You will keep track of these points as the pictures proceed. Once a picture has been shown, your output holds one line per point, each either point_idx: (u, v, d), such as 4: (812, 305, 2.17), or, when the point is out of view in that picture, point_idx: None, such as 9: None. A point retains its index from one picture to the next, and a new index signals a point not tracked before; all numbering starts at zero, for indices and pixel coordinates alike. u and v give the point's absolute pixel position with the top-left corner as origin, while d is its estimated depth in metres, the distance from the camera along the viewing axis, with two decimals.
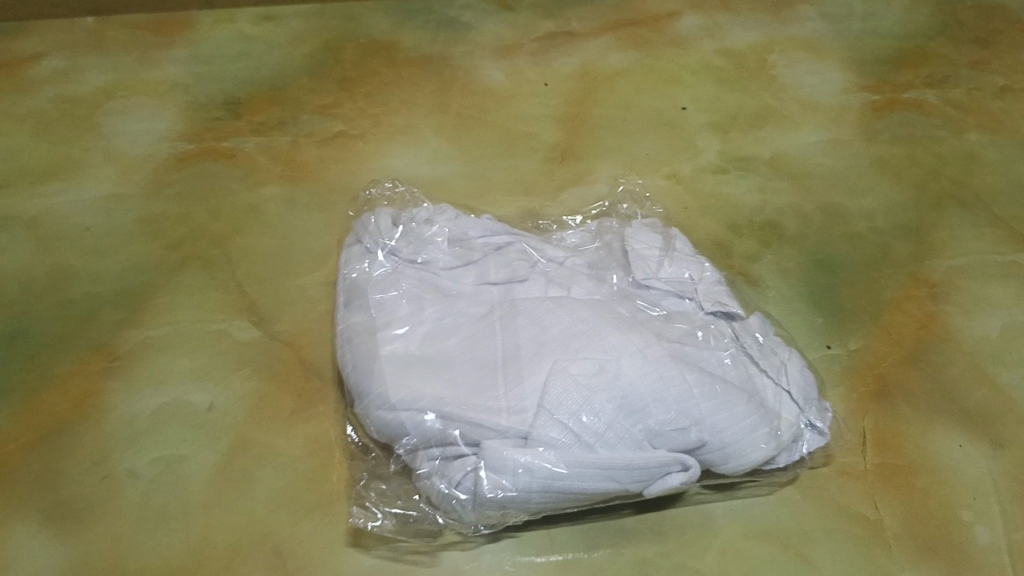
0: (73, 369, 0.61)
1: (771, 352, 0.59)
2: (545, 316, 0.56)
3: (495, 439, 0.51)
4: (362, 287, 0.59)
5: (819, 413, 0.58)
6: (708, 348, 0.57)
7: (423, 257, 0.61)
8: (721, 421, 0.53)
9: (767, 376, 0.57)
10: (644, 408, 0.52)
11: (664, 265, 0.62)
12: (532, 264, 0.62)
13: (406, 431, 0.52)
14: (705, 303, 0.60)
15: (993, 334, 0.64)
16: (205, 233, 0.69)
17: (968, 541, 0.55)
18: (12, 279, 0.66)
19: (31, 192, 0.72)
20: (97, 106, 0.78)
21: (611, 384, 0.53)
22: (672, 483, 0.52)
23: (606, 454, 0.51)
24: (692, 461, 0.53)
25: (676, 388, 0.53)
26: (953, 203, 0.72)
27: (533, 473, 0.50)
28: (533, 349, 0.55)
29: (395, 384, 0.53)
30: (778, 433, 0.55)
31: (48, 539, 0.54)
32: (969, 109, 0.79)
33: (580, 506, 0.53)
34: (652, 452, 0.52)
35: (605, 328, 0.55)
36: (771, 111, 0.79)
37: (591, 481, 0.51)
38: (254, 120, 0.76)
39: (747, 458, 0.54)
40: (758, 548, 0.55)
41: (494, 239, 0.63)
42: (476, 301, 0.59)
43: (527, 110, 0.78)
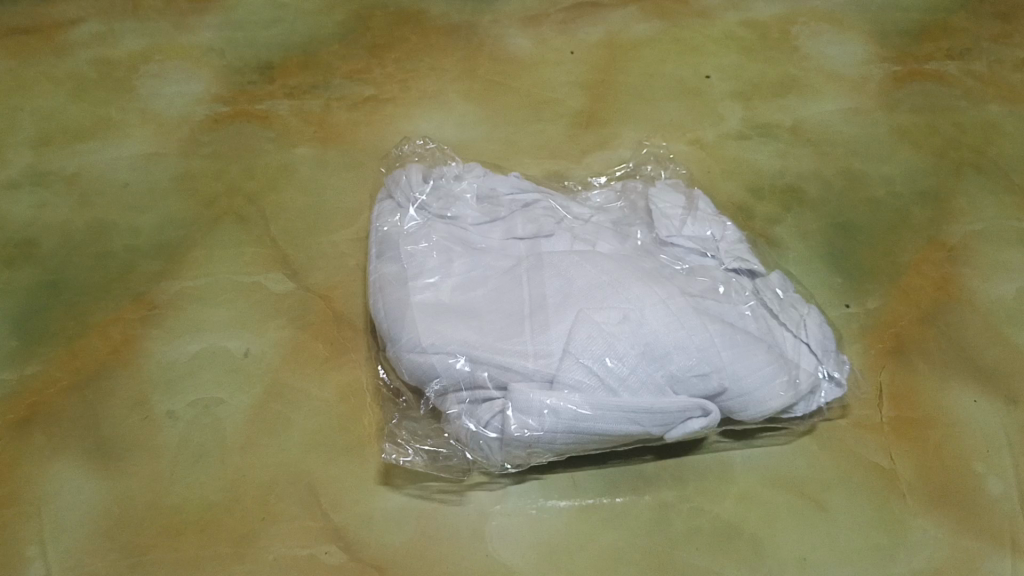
0: (113, 317, 0.64)
1: (790, 306, 0.61)
2: (571, 267, 0.58)
3: (522, 382, 0.53)
4: (393, 240, 0.61)
5: (837, 365, 0.59)
6: (729, 301, 0.59)
7: (453, 212, 0.63)
8: (741, 369, 0.55)
9: (786, 329, 0.59)
10: (666, 355, 0.54)
11: (687, 223, 0.64)
12: (557, 220, 0.63)
13: (436, 373, 0.54)
14: (727, 259, 0.62)
15: (1009, 297, 0.66)
16: (240, 190, 0.71)
17: (980, 492, 0.57)
18: (54, 232, 0.69)
19: (71, 150, 0.74)
20: (134, 69, 0.80)
21: (634, 332, 0.54)
22: (693, 427, 0.54)
23: (629, 398, 0.53)
24: (712, 407, 0.54)
25: (697, 337, 0.55)
26: (972, 170, 0.73)
27: (558, 415, 0.52)
28: (559, 297, 0.56)
29: (426, 329, 0.55)
30: (796, 382, 0.56)
31: (92, 475, 0.57)
32: (989, 80, 0.80)
33: (603, 448, 0.55)
34: (673, 397, 0.54)
35: (629, 280, 0.57)
36: (793, 80, 0.80)
37: (614, 423, 0.53)
38: (287, 84, 0.78)
39: (766, 406, 0.55)
40: (775, 494, 0.56)
41: (522, 196, 0.65)
42: (503, 254, 0.61)
43: (553, 76, 0.79)
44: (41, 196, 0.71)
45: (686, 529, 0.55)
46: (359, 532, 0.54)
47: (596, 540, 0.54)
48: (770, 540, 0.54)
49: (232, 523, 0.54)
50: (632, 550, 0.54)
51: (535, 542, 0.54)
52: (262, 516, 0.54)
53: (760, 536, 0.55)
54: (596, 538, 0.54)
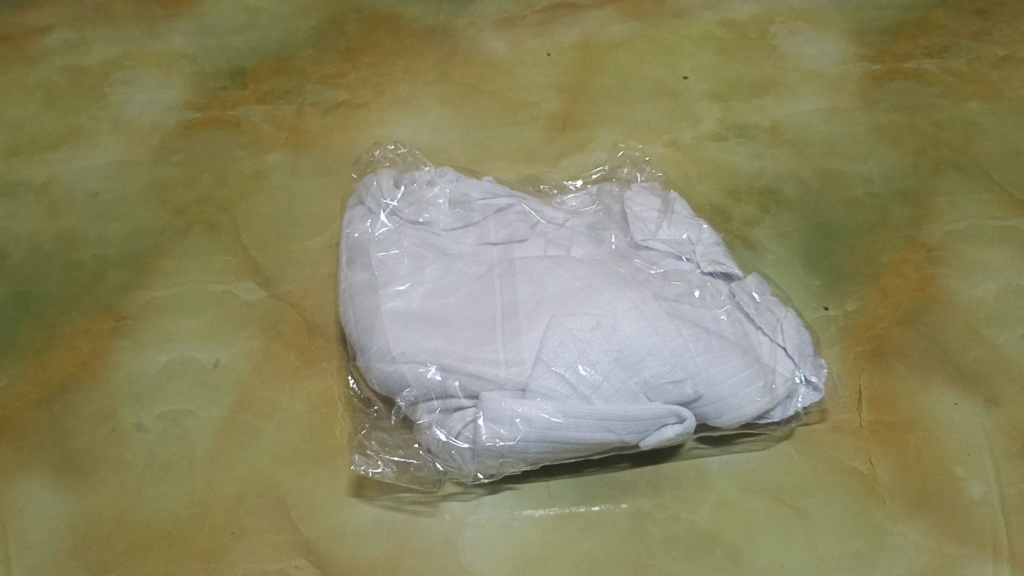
0: (81, 328, 0.63)
1: (766, 309, 0.60)
2: (542, 271, 0.57)
3: (494, 391, 0.52)
4: (364, 247, 0.60)
5: (814, 369, 0.59)
6: (705, 305, 0.58)
7: (424, 217, 0.62)
8: (716, 374, 0.54)
9: (763, 332, 0.58)
10: (639, 361, 0.53)
11: (662, 227, 0.63)
12: (531, 225, 0.62)
13: (406, 383, 0.53)
14: (703, 262, 0.61)
15: (989, 296, 0.65)
16: (211, 198, 0.70)
17: (960, 495, 0.56)
18: (23, 244, 0.68)
19: (40, 160, 0.73)
20: (105, 76, 0.79)
21: (607, 337, 0.53)
22: (668, 435, 0.53)
23: (602, 406, 0.52)
24: (687, 413, 0.53)
25: (672, 342, 0.54)
26: (951, 169, 0.73)
27: (530, 424, 0.51)
28: (530, 303, 0.55)
29: (396, 337, 0.54)
30: (772, 387, 0.56)
31: (59, 491, 0.56)
32: (969, 78, 0.79)
33: (578, 456, 0.54)
34: (647, 404, 0.53)
35: (602, 285, 0.56)
36: (772, 80, 0.79)
37: (587, 431, 0.52)
38: (259, 89, 0.77)
39: (741, 412, 0.55)
40: (753, 500, 0.56)
41: (495, 201, 0.64)
42: (475, 261, 0.60)
43: (529, 79, 0.78)
44: (9, 207, 0.70)
45: (663, 538, 0.54)
46: (331, 545, 0.53)
47: (571, 550, 0.53)
48: (749, 548, 0.54)
49: (200, 538, 0.53)
50: (607, 560, 0.53)
51: (509, 553, 0.53)
52: (232, 530, 0.54)
53: (738, 544, 0.54)
54: (571, 549, 0.54)
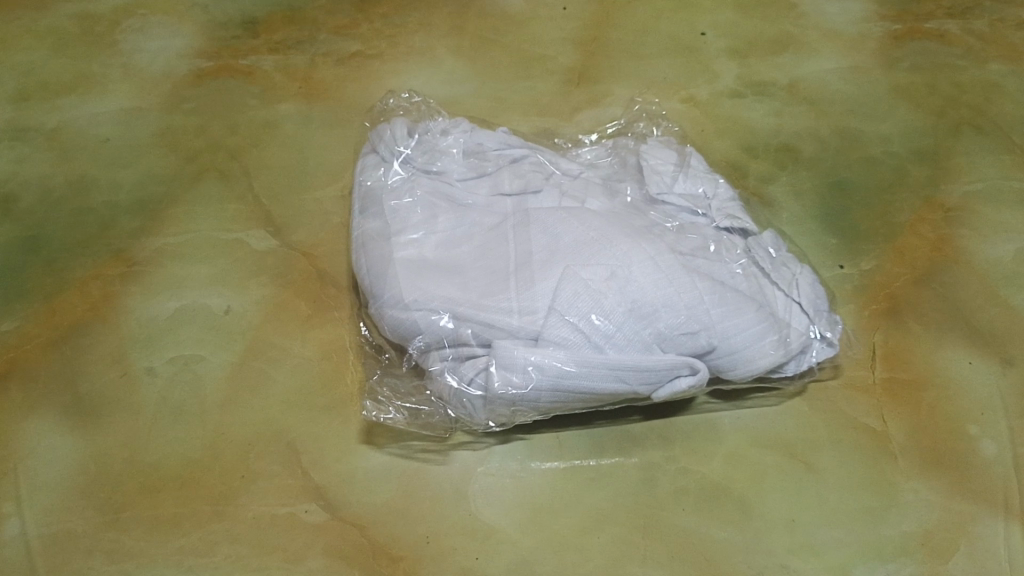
0: (92, 273, 0.62)
1: (781, 264, 0.59)
2: (556, 221, 0.56)
3: (506, 339, 0.52)
4: (377, 195, 0.60)
5: (830, 324, 0.58)
6: (720, 259, 0.57)
7: (438, 167, 0.62)
8: (731, 327, 0.54)
9: (778, 287, 0.58)
10: (653, 313, 0.52)
11: (677, 181, 0.62)
12: (546, 177, 0.62)
13: (418, 331, 0.53)
14: (719, 217, 0.60)
15: (1007, 258, 0.64)
16: (223, 146, 0.69)
17: (973, 454, 0.56)
18: (34, 189, 0.67)
19: (50, 106, 0.72)
20: (116, 24, 0.78)
21: (621, 288, 0.53)
22: (681, 386, 0.53)
23: (615, 356, 0.52)
24: (701, 366, 0.53)
25: (686, 295, 0.53)
26: (971, 130, 0.72)
27: (543, 371, 0.51)
28: (543, 253, 0.55)
29: (408, 285, 0.54)
30: (787, 341, 0.55)
31: (69, 433, 0.56)
32: (992, 39, 0.78)
33: (589, 406, 0.54)
34: (660, 355, 0.52)
35: (617, 236, 0.55)
36: (791, 38, 0.78)
37: (600, 381, 0.52)
38: (272, 39, 0.76)
39: (754, 365, 0.54)
40: (764, 455, 0.55)
41: (509, 152, 0.63)
42: (489, 211, 0.59)
43: (544, 32, 0.77)
44: (19, 152, 0.70)
45: (673, 490, 0.54)
46: (341, 491, 0.53)
47: (581, 500, 0.53)
48: (759, 501, 0.54)
49: (211, 481, 0.53)
50: (616, 511, 0.53)
51: (519, 502, 0.53)
52: (242, 474, 0.54)
53: (748, 498, 0.54)
54: (580, 498, 0.53)
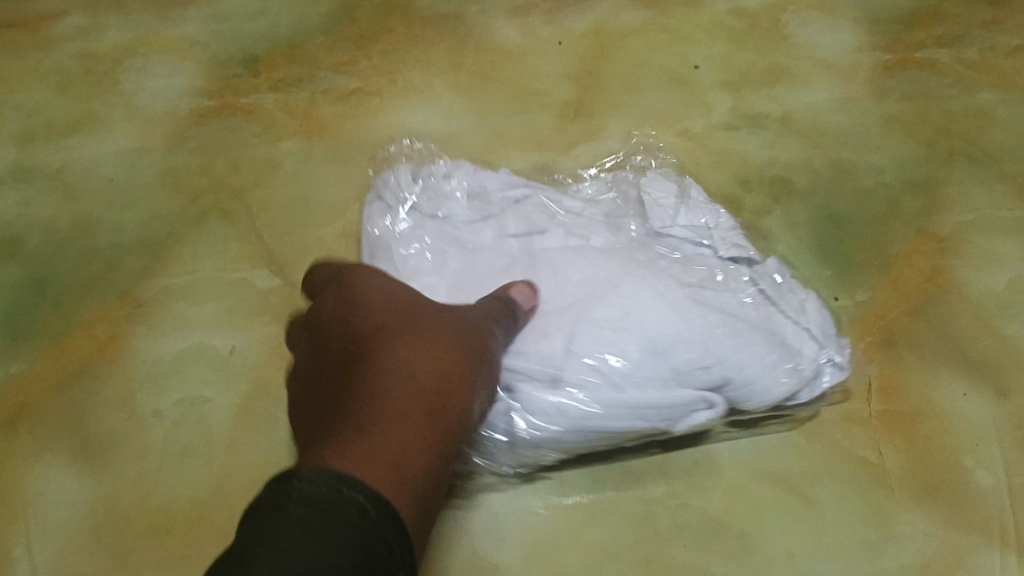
0: (98, 314, 0.63)
1: (788, 292, 0.60)
2: (569, 263, 0.58)
3: (526, 382, 0.53)
4: (387, 243, 0.61)
5: (840, 348, 0.59)
6: (728, 289, 0.58)
7: (444, 212, 0.63)
8: (744, 358, 0.55)
9: (787, 315, 0.59)
10: (668, 346, 0.54)
11: (679, 215, 0.63)
12: (552, 218, 0.62)
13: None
14: (723, 247, 0.61)
15: (999, 288, 0.65)
16: (225, 185, 0.70)
17: (968, 485, 0.57)
18: (39, 230, 0.68)
19: (55, 146, 0.73)
20: (118, 62, 0.79)
21: (634, 328, 0.54)
22: (699, 419, 0.54)
23: (634, 394, 0.53)
24: (717, 398, 0.54)
25: (698, 330, 0.55)
26: (963, 160, 0.73)
27: (566, 414, 0.52)
28: (555, 296, 0.56)
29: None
30: (800, 368, 0.56)
31: (78, 475, 0.57)
32: (983, 68, 0.79)
33: (611, 445, 0.55)
34: (678, 391, 0.54)
35: (625, 275, 0.57)
36: (783, 69, 0.79)
37: (621, 420, 0.53)
38: (272, 76, 0.77)
39: (770, 394, 0.55)
40: (763, 489, 0.56)
41: (510, 194, 0.64)
42: (500, 253, 0.60)
43: (540, 67, 0.78)
44: (25, 193, 0.71)
45: (674, 526, 0.55)
46: None
47: (583, 537, 0.54)
48: (759, 535, 0.55)
49: (219, 523, 0.54)
50: (618, 547, 0.54)
51: (523, 541, 0.54)
52: None
53: (747, 532, 0.55)
54: (582, 536, 0.54)
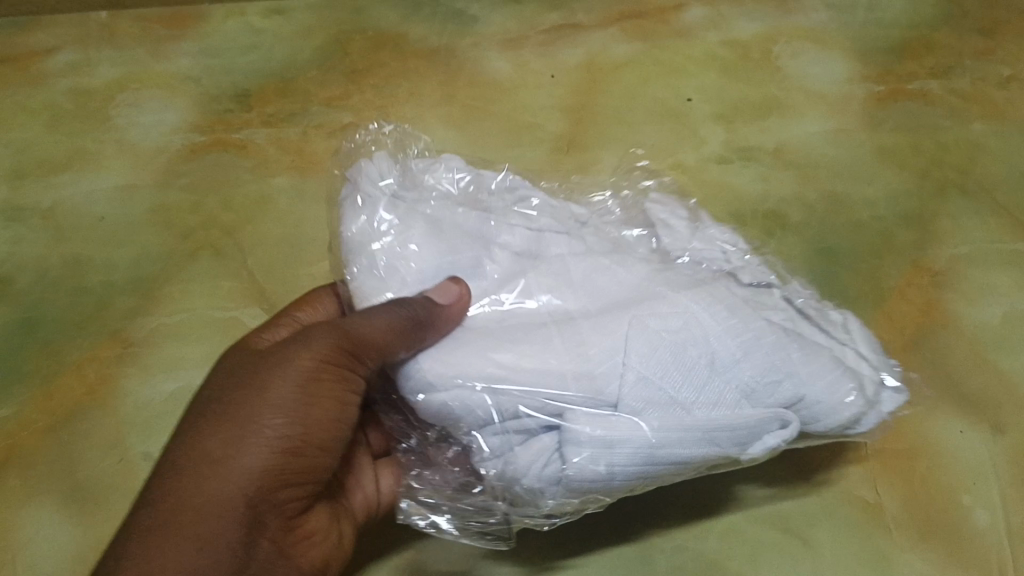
0: (88, 355, 0.63)
1: (827, 317, 0.53)
2: (596, 274, 0.51)
3: (579, 409, 0.46)
4: (373, 233, 0.51)
5: (895, 370, 0.52)
6: (768, 308, 0.51)
7: (429, 208, 0.54)
8: (812, 373, 0.47)
9: (838, 342, 0.51)
10: (737, 361, 0.47)
11: (692, 240, 0.56)
12: (564, 228, 0.55)
13: (456, 413, 0.46)
14: (743, 275, 0.54)
15: (994, 322, 0.65)
16: (217, 223, 0.70)
17: (967, 524, 0.56)
18: (30, 269, 0.68)
19: (45, 183, 0.73)
20: (110, 98, 0.78)
21: (697, 339, 0.47)
22: (774, 442, 0.47)
23: (704, 416, 0.46)
24: (792, 416, 0.47)
25: (765, 341, 0.48)
26: (956, 192, 0.73)
27: (632, 442, 0.45)
28: (584, 310, 0.50)
29: (423, 353, 0.48)
30: (863, 389, 0.49)
31: (67, 520, 0.56)
32: (975, 98, 0.79)
33: (673, 476, 0.48)
34: (749, 410, 0.47)
35: (666, 286, 0.50)
36: (776, 101, 0.79)
37: (692, 445, 0.46)
38: (264, 111, 0.77)
39: (835, 417, 0.48)
40: (760, 530, 0.56)
41: (511, 199, 0.57)
42: (506, 258, 0.53)
43: (533, 100, 0.78)
44: (15, 231, 0.70)
45: (670, 568, 0.54)
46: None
47: None
48: None
49: None
50: None
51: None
52: None
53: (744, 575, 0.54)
54: None
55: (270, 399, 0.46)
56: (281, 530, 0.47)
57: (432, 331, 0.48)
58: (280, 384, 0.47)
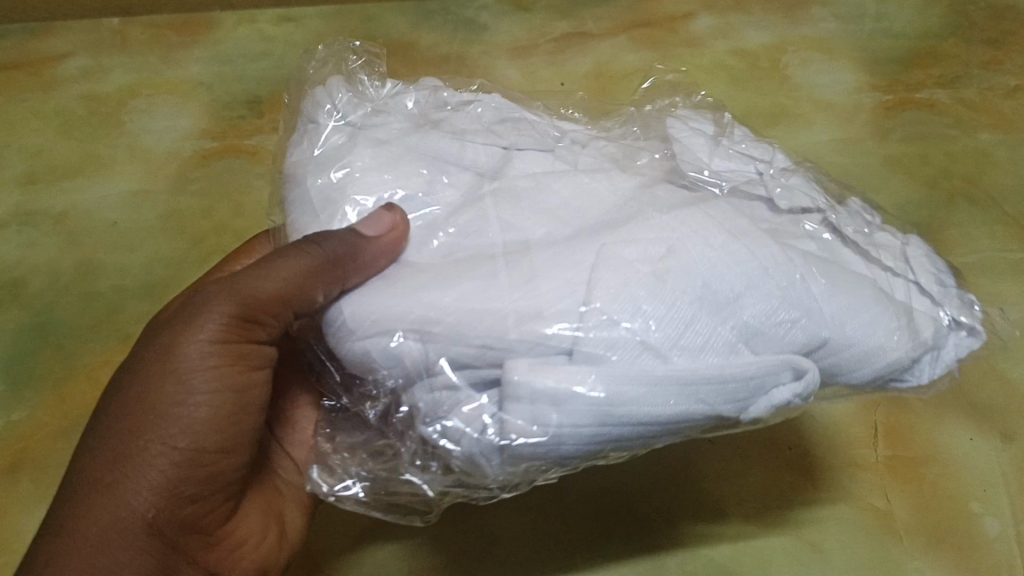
0: (101, 360, 0.63)
1: (873, 254, 0.43)
2: (576, 199, 0.42)
3: (523, 359, 0.37)
4: (307, 164, 0.45)
5: (963, 305, 0.43)
6: (796, 237, 0.43)
7: (383, 130, 0.46)
8: (841, 311, 0.40)
9: (893, 274, 0.43)
10: (736, 297, 0.38)
11: (715, 157, 0.47)
12: (547, 147, 0.46)
13: (376, 360, 0.39)
14: (783, 200, 0.44)
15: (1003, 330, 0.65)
16: (228, 228, 0.70)
17: (976, 531, 0.56)
18: (42, 273, 0.68)
19: (57, 189, 0.73)
20: (121, 104, 0.79)
21: (685, 269, 0.38)
22: (781, 397, 0.39)
23: (686, 364, 0.37)
24: (806, 363, 0.39)
25: (774, 274, 0.39)
26: (964, 201, 0.73)
27: (585, 401, 0.36)
28: (547, 234, 0.41)
29: (348, 296, 0.41)
30: (915, 330, 0.41)
31: None
32: (983, 108, 0.79)
33: (655, 439, 0.39)
34: (749, 356, 0.38)
35: (656, 210, 0.41)
36: (784, 111, 0.79)
37: (669, 401, 0.37)
38: (275, 118, 0.77)
39: (876, 361, 0.40)
40: (771, 536, 0.56)
41: (487, 115, 0.49)
42: (461, 186, 0.44)
43: None
44: (28, 236, 0.71)
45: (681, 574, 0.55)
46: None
47: None
48: None
49: None
50: None
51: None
52: None
53: None
54: None
55: (162, 417, 0.42)
56: (202, 546, 0.45)
57: (355, 270, 0.40)
58: (172, 401, 0.42)
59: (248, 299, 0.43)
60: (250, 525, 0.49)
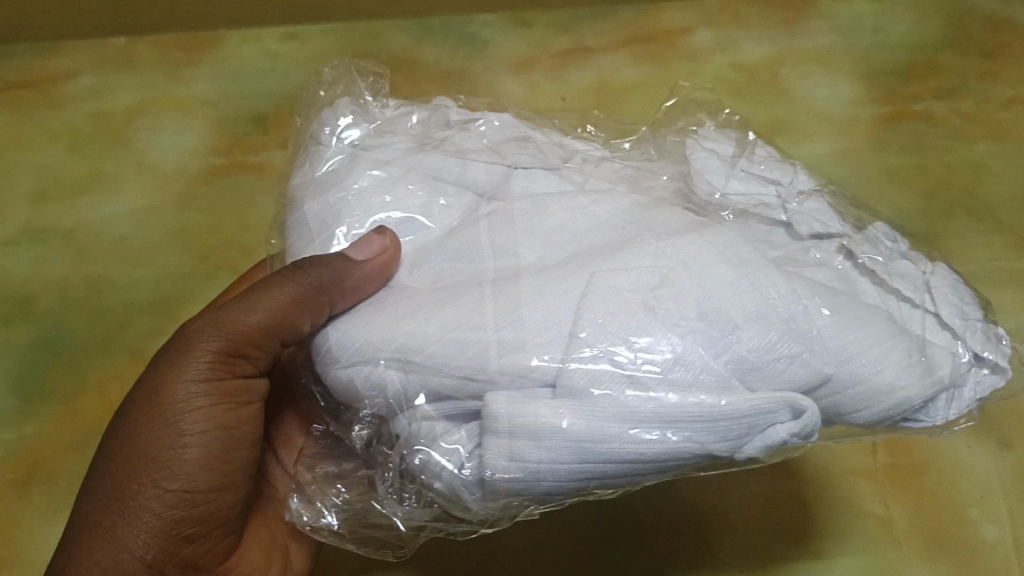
0: (111, 374, 0.65)
1: (889, 284, 0.41)
2: (574, 220, 0.42)
3: (502, 393, 0.36)
4: (306, 186, 0.46)
5: (987, 338, 0.40)
6: (806, 262, 0.41)
7: (386, 152, 0.47)
8: (851, 343, 0.37)
9: (907, 303, 0.40)
10: (732, 330, 0.37)
11: (731, 181, 0.45)
12: (552, 166, 0.47)
13: (361, 387, 0.39)
14: (804, 220, 0.43)
15: None
16: (235, 243, 0.71)
17: (974, 537, 0.57)
18: (52, 289, 0.69)
19: (67, 206, 0.74)
20: (129, 122, 0.80)
21: (678, 298, 0.37)
22: (778, 436, 0.36)
23: (674, 401, 0.36)
24: (806, 403, 0.36)
25: (776, 304, 0.37)
26: (961, 212, 0.74)
27: (562, 438, 0.35)
28: (540, 259, 0.41)
29: (333, 326, 0.41)
30: (927, 366, 0.38)
31: None
32: (979, 119, 0.80)
33: (642, 477, 0.37)
34: (743, 393, 0.36)
35: (658, 235, 0.40)
36: (782, 123, 0.81)
37: (650, 440, 0.36)
38: (280, 134, 0.78)
39: (884, 399, 0.37)
40: (772, 545, 0.57)
41: (491, 135, 0.49)
42: (453, 211, 0.45)
43: None
44: (38, 252, 0.72)
45: None
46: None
47: None
48: None
49: None
50: None
51: None
52: None
53: None
54: None
55: (155, 459, 0.44)
56: None
57: (342, 294, 0.41)
58: (164, 444, 0.44)
59: (233, 335, 0.44)
60: (251, 561, 0.50)
